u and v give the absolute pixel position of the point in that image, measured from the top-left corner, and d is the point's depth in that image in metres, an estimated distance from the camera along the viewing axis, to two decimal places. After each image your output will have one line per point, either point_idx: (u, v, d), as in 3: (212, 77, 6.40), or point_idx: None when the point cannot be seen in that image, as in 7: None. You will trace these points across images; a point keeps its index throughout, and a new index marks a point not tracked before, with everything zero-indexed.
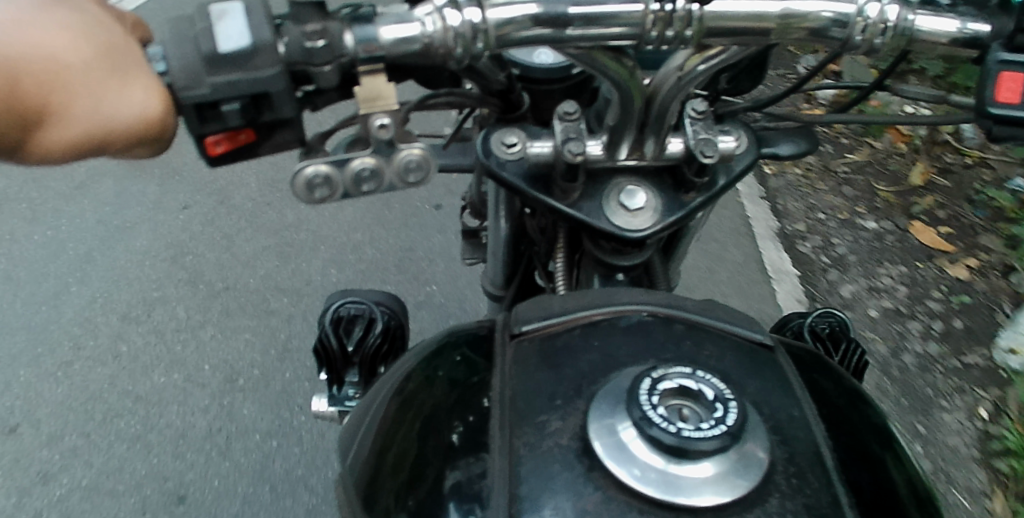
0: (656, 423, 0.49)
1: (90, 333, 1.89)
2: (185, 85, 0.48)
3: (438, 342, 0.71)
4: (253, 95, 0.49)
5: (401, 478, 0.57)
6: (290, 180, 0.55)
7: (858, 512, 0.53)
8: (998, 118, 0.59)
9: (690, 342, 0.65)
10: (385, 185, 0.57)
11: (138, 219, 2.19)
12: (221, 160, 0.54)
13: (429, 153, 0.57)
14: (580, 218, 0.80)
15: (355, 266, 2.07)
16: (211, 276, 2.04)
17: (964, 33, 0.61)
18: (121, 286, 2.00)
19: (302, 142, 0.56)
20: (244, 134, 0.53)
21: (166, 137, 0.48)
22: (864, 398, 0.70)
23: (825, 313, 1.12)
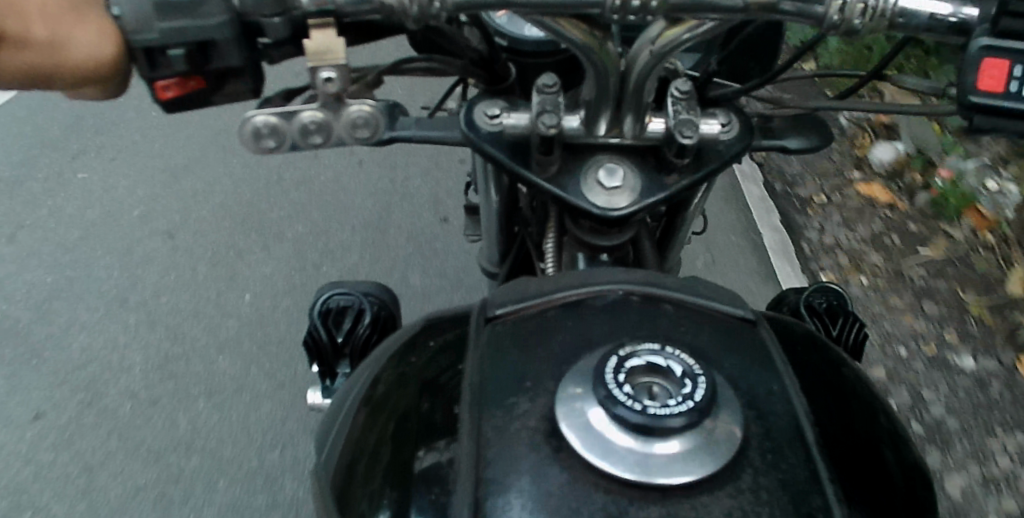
0: (621, 402, 0.48)
1: (88, 327, 1.88)
2: (136, 29, 0.50)
3: (416, 330, 0.70)
4: (198, 42, 0.52)
5: (377, 470, 0.56)
6: (238, 128, 0.58)
7: (838, 488, 0.51)
8: (977, 108, 0.56)
9: (667, 320, 0.63)
10: (334, 140, 0.59)
11: (133, 210, 2.17)
12: (173, 105, 0.56)
13: (378, 110, 0.59)
14: (559, 195, 0.78)
15: (352, 256, 2.05)
16: (207, 264, 2.02)
17: (953, 19, 0.57)
18: (118, 278, 1.99)
19: (257, 93, 0.59)
20: (194, 81, 0.55)
21: (116, 77, 0.52)
22: (853, 372, 0.68)
23: (822, 289, 1.10)
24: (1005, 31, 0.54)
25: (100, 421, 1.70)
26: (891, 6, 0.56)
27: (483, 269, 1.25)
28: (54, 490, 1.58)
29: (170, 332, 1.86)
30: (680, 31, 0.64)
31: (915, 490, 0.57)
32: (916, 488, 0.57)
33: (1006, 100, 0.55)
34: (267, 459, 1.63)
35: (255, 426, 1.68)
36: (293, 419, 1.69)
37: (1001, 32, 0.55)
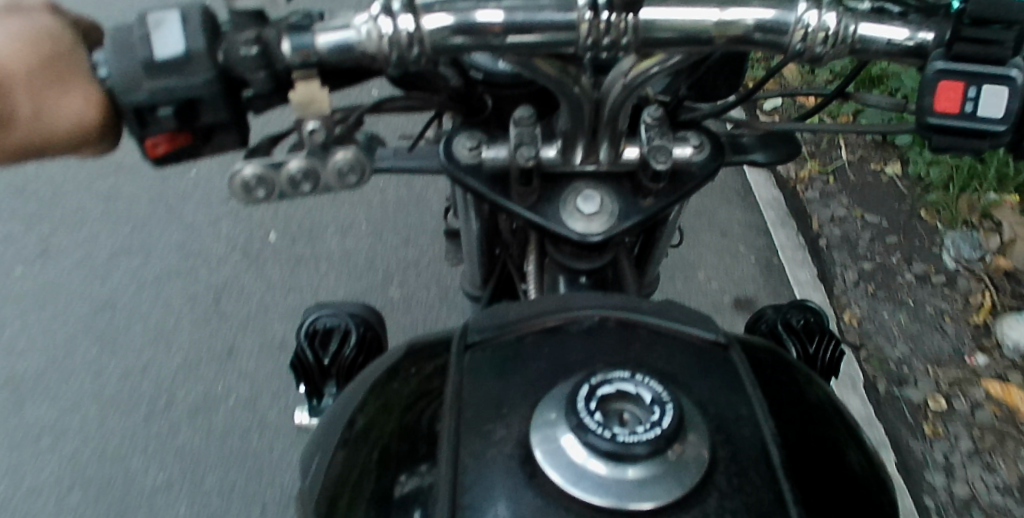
0: (591, 430, 0.50)
1: (70, 336, 1.87)
2: (125, 90, 0.53)
3: (399, 355, 0.72)
4: (185, 100, 0.54)
5: (362, 501, 0.59)
6: (228, 181, 0.61)
7: (802, 509, 0.53)
8: (938, 128, 0.59)
9: (640, 345, 0.65)
10: (322, 186, 0.61)
11: (114, 216, 2.16)
12: (163, 160, 0.59)
13: (362, 155, 0.62)
14: (541, 223, 0.81)
15: (333, 258, 2.03)
16: (188, 271, 2.01)
17: (911, 42, 0.60)
18: (100, 286, 1.98)
19: (244, 143, 0.61)
20: (184, 137, 0.57)
21: (102, 133, 0.56)
22: (820, 392, 0.70)
23: (802, 307, 1.12)
24: (963, 56, 0.56)
25: (81, 432, 1.69)
26: (853, 33, 0.58)
27: (467, 293, 1.26)
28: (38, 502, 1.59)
29: (149, 340, 1.85)
30: (650, 64, 0.67)
31: (880, 508, 0.59)
32: (880, 506, 0.59)
33: (965, 120, 0.58)
34: (252, 473, 1.62)
35: (238, 438, 1.67)
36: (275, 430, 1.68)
37: (957, 56, 0.57)
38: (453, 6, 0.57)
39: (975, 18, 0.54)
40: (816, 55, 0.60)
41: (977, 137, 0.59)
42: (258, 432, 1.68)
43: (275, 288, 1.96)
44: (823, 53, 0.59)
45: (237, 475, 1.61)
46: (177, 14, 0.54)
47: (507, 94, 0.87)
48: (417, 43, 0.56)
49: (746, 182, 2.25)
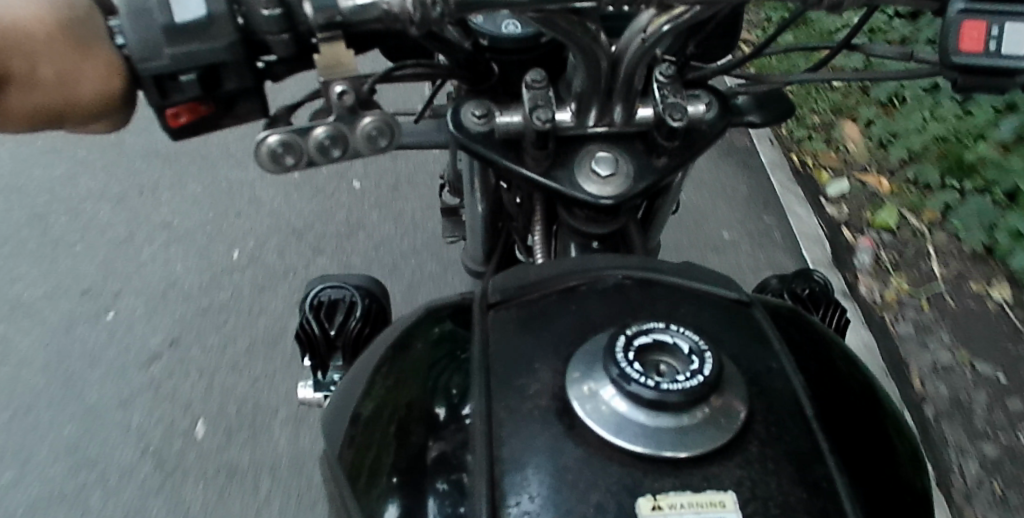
0: (635, 379, 0.50)
1: (77, 332, 1.91)
2: (143, 58, 0.50)
3: (418, 314, 0.70)
4: (206, 66, 0.52)
5: (387, 455, 0.57)
6: (256, 151, 0.59)
7: (839, 458, 0.53)
8: (961, 68, 0.57)
9: (665, 302, 0.65)
10: (351, 151, 0.60)
11: (116, 215, 2.20)
12: (183, 133, 0.57)
13: (389, 115, 0.61)
14: (556, 188, 0.80)
15: (336, 252, 2.09)
16: (192, 267, 2.06)
17: None
18: (104, 283, 2.02)
19: (266, 111, 0.61)
20: (206, 106, 0.56)
21: (122, 105, 0.54)
22: (841, 349, 0.70)
23: (808, 277, 1.12)
24: None
25: (91, 423, 1.73)
26: None
27: (471, 268, 1.26)
28: (51, 489, 1.62)
29: (156, 333, 1.90)
30: (665, 18, 0.66)
31: (908, 459, 0.59)
32: (908, 457, 0.59)
33: (992, 59, 0.56)
34: (261, 454, 1.66)
35: (248, 423, 1.72)
36: (286, 415, 1.73)
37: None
38: None
39: None
40: (838, 3, 0.58)
41: (1003, 79, 0.57)
42: (268, 416, 1.73)
43: (280, 280, 2.02)
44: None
45: (248, 458, 1.66)
46: None
47: (513, 61, 0.85)
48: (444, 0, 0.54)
49: (726, 177, 2.37)
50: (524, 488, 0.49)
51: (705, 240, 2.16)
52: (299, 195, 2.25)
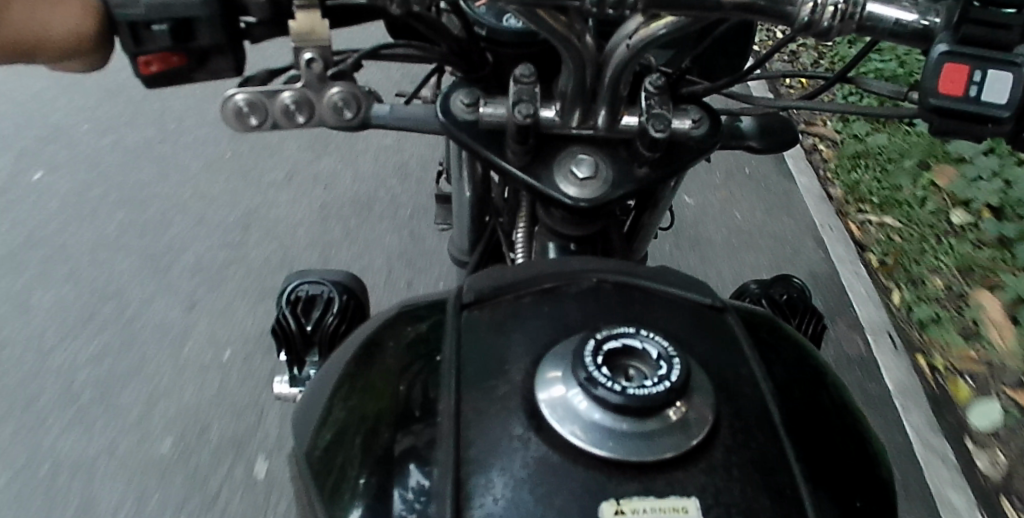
0: (601, 384, 0.50)
1: (61, 322, 1.93)
2: (121, 3, 0.51)
3: (395, 312, 0.70)
4: (181, 20, 0.53)
5: (356, 449, 0.57)
6: (220, 106, 0.58)
7: (803, 468, 0.53)
8: (939, 109, 0.57)
9: (640, 305, 0.65)
10: (316, 118, 0.60)
11: (106, 214, 2.24)
12: (155, 81, 0.56)
13: (357, 89, 0.61)
14: (535, 186, 0.80)
15: (322, 256, 2.15)
16: (179, 264, 2.10)
17: (918, 24, 0.59)
18: (90, 278, 2.05)
19: (238, 71, 0.59)
20: (178, 58, 0.55)
21: (99, 51, 0.53)
22: (814, 357, 0.71)
23: (786, 283, 1.13)
24: (972, 37, 0.54)
25: (70, 410, 1.74)
26: (860, 11, 0.58)
27: (454, 258, 1.25)
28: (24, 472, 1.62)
29: (138, 326, 1.92)
30: (656, 27, 0.65)
31: (874, 469, 0.60)
32: (875, 468, 0.60)
33: (969, 104, 0.55)
34: (236, 448, 1.68)
35: (225, 413, 1.74)
36: (262, 409, 1.75)
37: (965, 38, 0.55)
38: None
39: None
40: (823, 31, 0.59)
41: (982, 123, 0.57)
42: (245, 409, 1.75)
43: (265, 278, 2.07)
44: (831, 25, 0.58)
45: (222, 449, 1.67)
46: None
47: (509, 54, 0.85)
48: None
49: (709, 185, 2.44)
50: (489, 486, 0.49)
51: (684, 246, 2.22)
52: (287, 203, 2.32)
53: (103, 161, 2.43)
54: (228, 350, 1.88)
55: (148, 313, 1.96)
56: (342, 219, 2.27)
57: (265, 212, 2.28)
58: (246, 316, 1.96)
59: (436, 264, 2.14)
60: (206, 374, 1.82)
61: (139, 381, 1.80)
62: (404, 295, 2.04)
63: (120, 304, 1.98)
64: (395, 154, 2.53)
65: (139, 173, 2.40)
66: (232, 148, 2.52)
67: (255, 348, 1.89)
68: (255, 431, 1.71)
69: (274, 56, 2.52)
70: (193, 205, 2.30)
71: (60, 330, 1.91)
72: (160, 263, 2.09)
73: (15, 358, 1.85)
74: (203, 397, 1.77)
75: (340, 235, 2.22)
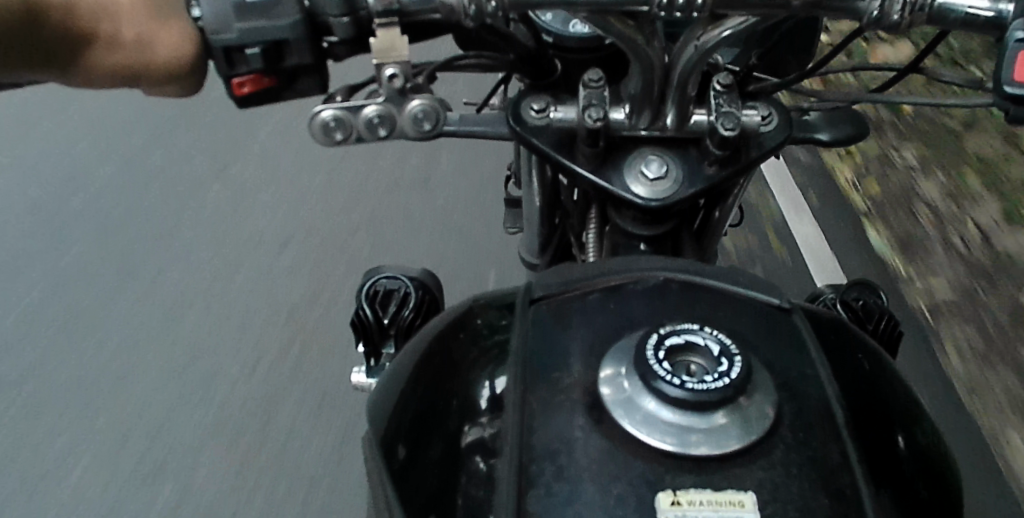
0: (661, 377, 0.51)
1: (154, 314, 2.07)
2: (216, 30, 0.56)
3: (463, 306, 0.73)
4: (272, 43, 0.57)
5: (425, 438, 0.60)
6: (308, 122, 0.62)
7: (867, 469, 0.53)
8: (1012, 98, 0.58)
9: (704, 304, 0.66)
10: (397, 132, 0.63)
11: (198, 219, 2.41)
12: (247, 101, 0.61)
13: (436, 102, 0.62)
14: (605, 188, 0.81)
15: (396, 253, 2.24)
16: (261, 263, 2.23)
17: (989, 13, 0.60)
18: (181, 276, 2.20)
19: (324, 88, 0.63)
20: (268, 80, 0.60)
21: (194, 74, 0.58)
22: (882, 359, 0.70)
23: (859, 287, 1.11)
24: None
25: (160, 393, 1.86)
26: (930, 3, 0.59)
27: (524, 260, 1.26)
28: (118, 450, 1.75)
29: (225, 319, 2.05)
30: (721, 27, 0.66)
31: (940, 473, 0.59)
32: (943, 475, 0.59)
33: None
34: (315, 431, 1.77)
35: (302, 401, 1.83)
36: (339, 396, 1.84)
37: None
38: None
39: None
40: (893, 24, 0.60)
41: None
42: (321, 394, 1.85)
43: (342, 275, 2.17)
44: (901, 18, 0.60)
45: (300, 435, 1.77)
46: None
47: (576, 59, 0.87)
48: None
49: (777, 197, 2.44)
50: (550, 473, 0.51)
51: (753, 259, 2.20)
52: (364, 204, 2.43)
53: (193, 174, 2.61)
54: (304, 344, 1.97)
55: (232, 311, 2.08)
56: (411, 223, 2.35)
57: (339, 218, 2.38)
58: (320, 313, 2.06)
59: (502, 264, 2.18)
60: (284, 368, 1.92)
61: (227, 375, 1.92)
62: (469, 292, 2.09)
63: (207, 302, 2.11)
64: (467, 156, 2.61)
65: (225, 184, 2.56)
66: (311, 158, 2.65)
67: (332, 342, 1.98)
68: (328, 421, 1.79)
69: (348, 73, 2.65)
70: (276, 210, 2.43)
71: (153, 324, 2.04)
72: (244, 265, 2.22)
73: (113, 349, 1.98)
74: (281, 389, 1.86)
75: (411, 237, 2.29)
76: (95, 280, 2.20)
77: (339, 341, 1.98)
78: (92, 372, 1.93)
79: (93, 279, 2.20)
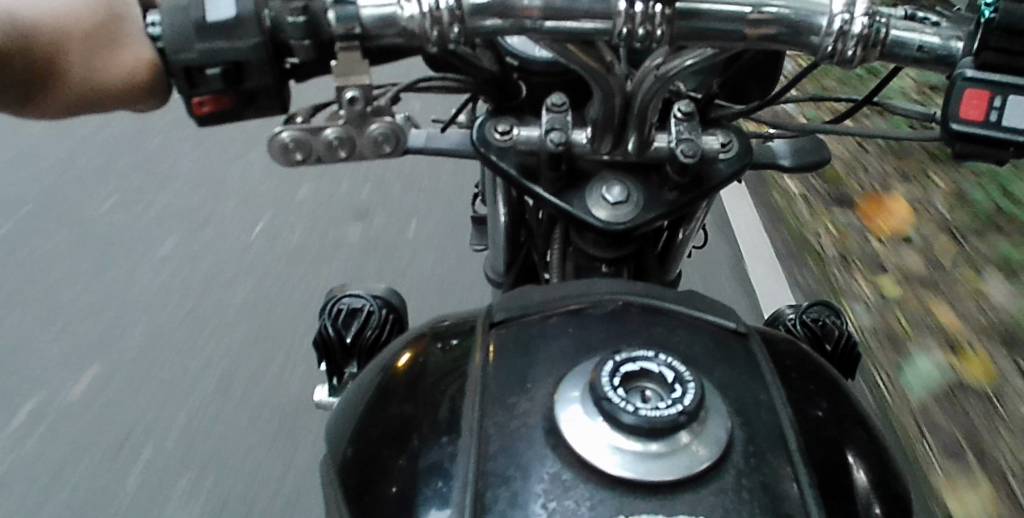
0: (615, 403, 0.52)
1: (111, 332, 2.03)
2: (177, 49, 0.56)
3: (422, 330, 0.74)
4: (231, 63, 0.56)
5: (381, 465, 0.60)
6: (267, 143, 0.61)
7: (816, 492, 0.54)
8: (959, 134, 0.61)
9: (661, 328, 0.67)
10: (357, 154, 0.62)
11: (160, 236, 2.37)
12: (207, 121, 0.60)
13: (398, 124, 0.62)
14: (566, 210, 0.82)
15: (361, 271, 2.23)
16: (223, 281, 2.20)
17: (939, 48, 0.63)
18: (139, 293, 2.16)
19: (284, 109, 0.63)
20: (228, 99, 0.59)
21: (153, 96, 0.60)
22: (834, 380, 0.72)
23: (817, 307, 1.14)
24: (991, 64, 0.59)
25: (112, 411, 1.82)
26: (882, 39, 0.62)
27: (489, 277, 1.27)
28: (67, 473, 1.69)
29: (183, 337, 2.02)
30: (683, 58, 0.69)
31: (887, 494, 0.60)
32: (889, 498, 0.60)
33: (990, 128, 0.60)
34: (275, 450, 1.74)
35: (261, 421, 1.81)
36: (300, 417, 1.81)
37: (984, 65, 0.59)
38: None
39: (1001, 28, 0.56)
40: (847, 59, 0.63)
41: (1001, 147, 0.61)
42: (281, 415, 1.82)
43: (304, 294, 2.15)
44: (854, 53, 0.62)
45: (259, 455, 1.73)
46: None
47: (539, 82, 0.87)
48: (459, 24, 0.59)
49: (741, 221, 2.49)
50: (505, 499, 0.51)
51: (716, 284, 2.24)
52: (329, 222, 2.42)
53: (157, 191, 2.58)
54: (267, 363, 1.95)
55: (193, 327, 2.04)
56: (377, 240, 2.35)
57: (305, 236, 2.37)
58: (282, 332, 2.04)
59: (467, 280, 2.18)
60: (248, 387, 1.89)
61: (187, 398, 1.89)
62: (435, 309, 2.09)
63: (166, 319, 2.06)
64: (434, 175, 2.62)
65: (190, 201, 2.53)
66: (276, 178, 2.63)
67: (295, 360, 1.96)
68: (289, 442, 1.77)
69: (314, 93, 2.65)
70: (239, 227, 2.41)
71: (111, 341, 2.00)
72: (208, 283, 2.19)
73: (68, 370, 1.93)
74: (242, 408, 1.83)
75: (377, 254, 2.29)
76: (51, 298, 2.15)
77: (301, 361, 1.95)
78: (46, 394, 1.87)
79: (49, 297, 2.15)
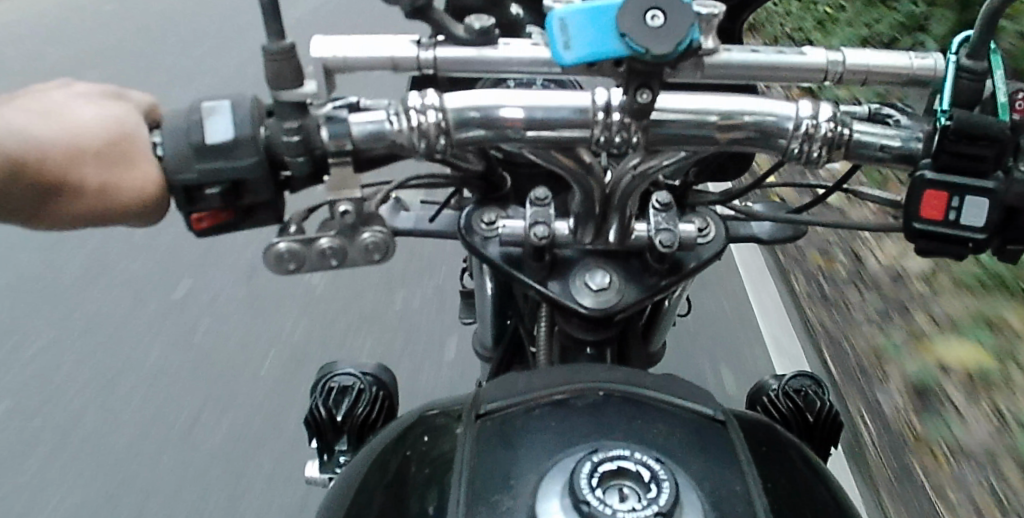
0: (593, 505, 0.54)
1: (103, 416, 2.06)
2: (176, 170, 0.59)
3: (412, 420, 0.77)
4: (230, 182, 0.60)
5: None
6: (264, 252, 0.64)
7: None
8: (921, 231, 0.63)
9: (642, 419, 0.69)
10: (349, 262, 0.64)
11: (151, 312, 2.40)
12: (206, 232, 0.64)
13: (388, 233, 0.65)
14: (551, 296, 0.85)
15: (351, 347, 2.27)
16: (214, 359, 2.23)
17: (900, 146, 0.66)
18: (131, 373, 2.19)
19: (279, 219, 0.66)
20: (226, 213, 0.63)
21: (160, 208, 0.61)
22: (810, 463, 0.74)
23: (798, 376, 1.18)
24: (950, 164, 0.61)
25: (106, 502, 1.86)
26: (847, 139, 0.65)
27: (476, 351, 1.30)
28: None
29: (176, 422, 2.05)
30: (661, 158, 0.74)
31: None
32: None
33: (950, 226, 0.62)
34: None
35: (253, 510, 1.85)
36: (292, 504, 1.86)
37: (943, 165, 0.61)
38: (481, 100, 0.63)
39: (955, 132, 0.59)
40: (812, 158, 0.66)
41: (961, 244, 0.63)
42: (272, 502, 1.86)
43: (296, 370, 2.19)
44: (820, 154, 0.65)
45: None
46: (230, 101, 0.59)
47: (524, 172, 0.92)
48: (445, 135, 0.63)
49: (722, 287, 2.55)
50: None
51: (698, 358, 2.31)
52: (321, 296, 2.46)
53: (148, 264, 2.61)
54: (259, 448, 1.99)
55: (187, 415, 2.07)
56: (368, 316, 2.39)
57: (296, 309, 2.41)
58: (274, 413, 2.08)
59: (456, 364, 2.22)
60: (240, 477, 1.91)
61: (180, 480, 1.90)
62: (424, 388, 2.15)
63: (161, 404, 2.09)
64: (423, 248, 2.69)
65: (181, 276, 2.56)
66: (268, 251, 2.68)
67: (288, 443, 1.99)
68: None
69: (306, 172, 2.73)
70: (230, 301, 2.44)
71: (107, 428, 2.03)
72: (201, 362, 2.22)
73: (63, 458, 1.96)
74: (240, 501, 1.87)
75: (368, 330, 2.34)
76: (46, 381, 2.18)
77: (293, 445, 1.99)
78: (43, 480, 1.90)
79: (43, 380, 2.18)
